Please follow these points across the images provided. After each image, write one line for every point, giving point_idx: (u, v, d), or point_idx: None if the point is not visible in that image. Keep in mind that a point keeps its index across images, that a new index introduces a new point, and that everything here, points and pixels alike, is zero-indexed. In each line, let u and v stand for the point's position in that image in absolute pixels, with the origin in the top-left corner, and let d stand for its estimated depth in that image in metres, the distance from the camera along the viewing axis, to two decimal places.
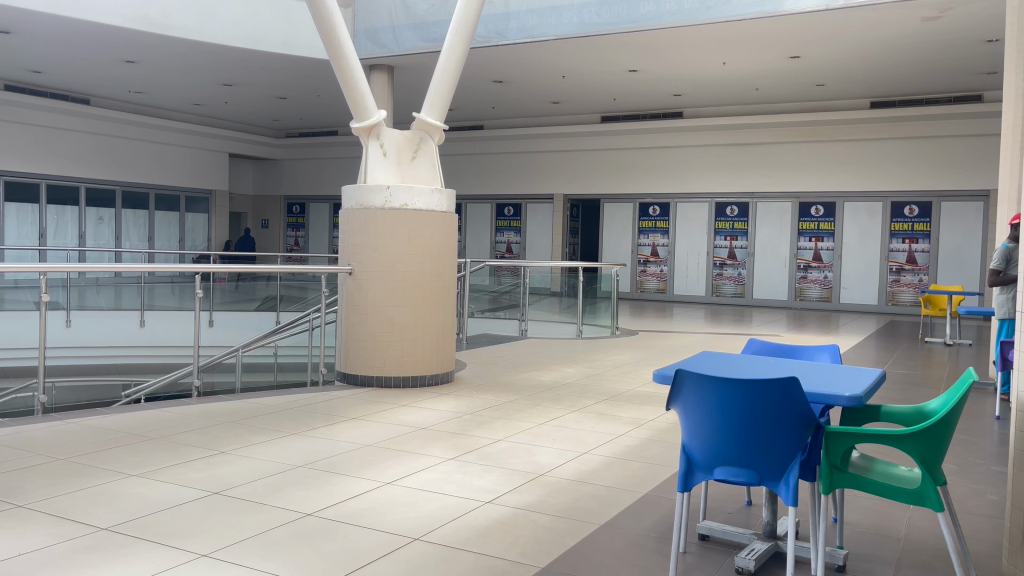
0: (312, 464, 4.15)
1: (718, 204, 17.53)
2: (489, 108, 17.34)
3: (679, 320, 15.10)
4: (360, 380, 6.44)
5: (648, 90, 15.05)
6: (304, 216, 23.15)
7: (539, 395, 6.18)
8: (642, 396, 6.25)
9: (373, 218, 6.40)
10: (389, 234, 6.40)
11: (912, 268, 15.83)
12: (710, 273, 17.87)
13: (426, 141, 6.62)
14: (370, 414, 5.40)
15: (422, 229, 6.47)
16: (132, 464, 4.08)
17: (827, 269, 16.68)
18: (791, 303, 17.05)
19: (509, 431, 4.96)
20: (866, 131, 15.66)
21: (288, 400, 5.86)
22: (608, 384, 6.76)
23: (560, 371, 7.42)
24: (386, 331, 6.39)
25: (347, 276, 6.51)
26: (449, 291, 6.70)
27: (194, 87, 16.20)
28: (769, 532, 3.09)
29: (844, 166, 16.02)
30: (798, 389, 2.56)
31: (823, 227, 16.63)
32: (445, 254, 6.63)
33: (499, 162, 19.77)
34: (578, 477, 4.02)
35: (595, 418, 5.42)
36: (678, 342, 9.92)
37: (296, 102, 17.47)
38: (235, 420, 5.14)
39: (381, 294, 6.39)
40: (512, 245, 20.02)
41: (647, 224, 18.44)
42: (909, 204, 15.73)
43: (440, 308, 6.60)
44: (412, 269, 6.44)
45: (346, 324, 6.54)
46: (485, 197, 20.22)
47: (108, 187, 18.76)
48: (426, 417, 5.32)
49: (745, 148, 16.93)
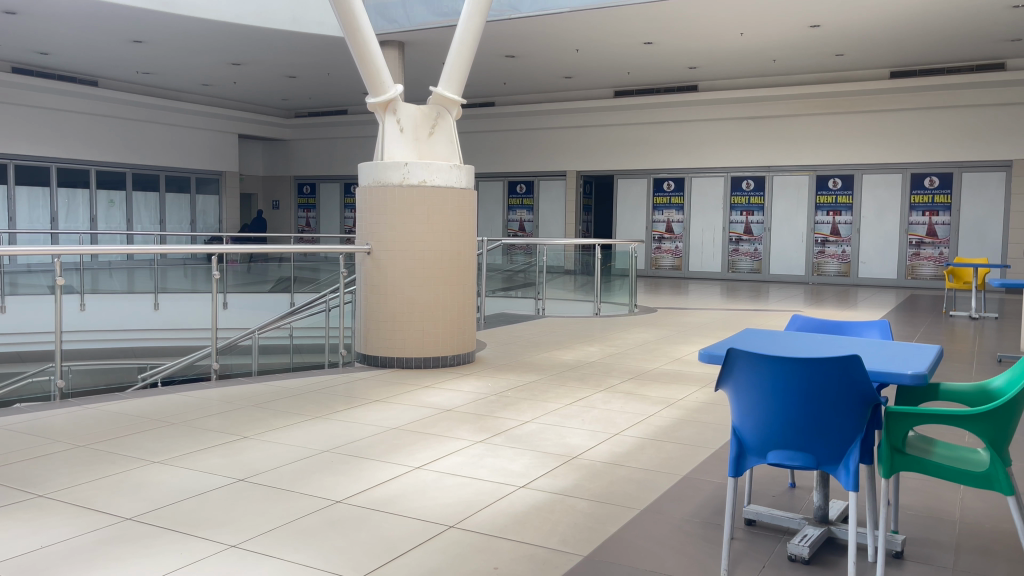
0: (338, 448, 4.04)
1: (734, 178, 17.28)
2: (502, 83, 17.09)
3: (695, 297, 14.91)
4: (380, 362, 6.32)
5: (662, 63, 14.77)
6: (314, 197, 22.96)
7: (563, 375, 6.05)
8: (668, 375, 6.11)
9: (392, 197, 6.24)
10: (408, 211, 6.24)
11: (933, 241, 15.60)
12: (726, 249, 17.64)
13: (445, 116, 6.44)
14: (393, 396, 5.29)
15: (440, 207, 6.31)
16: (154, 450, 3.99)
17: (846, 243, 16.44)
18: (808, 278, 16.85)
19: (537, 412, 4.83)
20: (884, 102, 15.32)
21: (307, 383, 5.74)
22: (633, 362, 6.62)
23: (581, 350, 7.28)
24: (406, 312, 6.26)
25: (364, 256, 6.36)
26: (469, 268, 6.56)
27: (201, 68, 16.08)
28: (821, 517, 2.95)
29: (862, 138, 15.74)
30: (859, 366, 2.42)
31: (842, 200, 16.35)
32: (464, 232, 6.48)
33: (512, 139, 19.59)
34: (612, 459, 3.90)
35: (625, 398, 5.28)
36: (698, 320, 9.76)
37: (305, 80, 17.26)
38: (256, 404, 5.04)
39: (399, 274, 6.25)
40: (524, 224, 19.83)
41: (662, 200, 18.20)
42: (930, 175, 15.42)
43: (461, 288, 6.46)
44: (429, 248, 6.28)
45: (364, 305, 6.40)
46: (497, 175, 20.00)
47: (118, 170, 18.68)
48: (450, 398, 5.20)
49: (760, 121, 16.68)
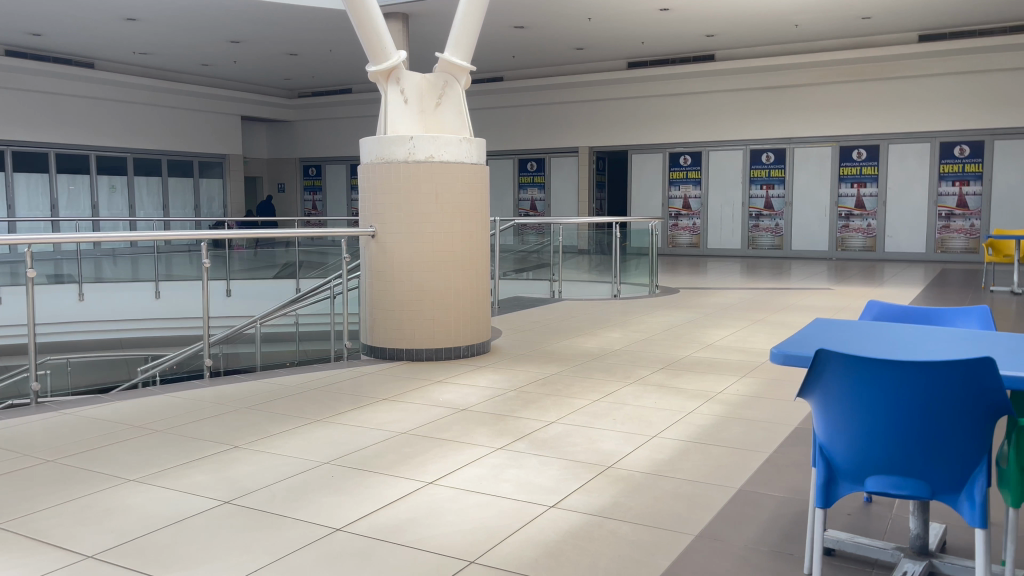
0: (340, 460, 3.55)
1: (753, 151, 16.67)
2: (510, 57, 16.48)
3: (714, 275, 14.34)
4: (388, 354, 5.82)
5: (679, 31, 14.10)
6: (320, 178, 22.44)
7: (588, 366, 5.54)
8: (702, 364, 5.59)
9: (397, 175, 5.72)
10: (415, 190, 5.72)
11: (963, 212, 14.95)
12: (746, 225, 17.06)
13: (453, 85, 5.91)
14: (403, 393, 4.80)
15: (449, 184, 5.78)
16: (132, 465, 3.50)
17: (871, 216, 15.81)
18: (831, 254, 16.25)
19: (563, 411, 4.33)
20: (911, 67, 14.60)
21: (309, 380, 5.25)
22: (661, 350, 6.11)
23: (604, 336, 6.77)
24: (414, 300, 5.76)
25: (369, 239, 5.86)
26: (482, 250, 6.04)
27: (199, 47, 15.55)
28: (920, 548, 2.43)
29: (889, 106, 15.05)
30: (991, 372, 1.89)
31: (867, 172, 15.69)
32: (476, 211, 5.95)
33: (521, 115, 18.98)
34: (654, 470, 3.39)
35: (657, 392, 4.77)
36: (722, 301, 9.23)
37: (307, 58, 16.69)
38: (251, 406, 4.54)
39: (406, 259, 5.74)
40: (536, 203, 19.31)
41: (678, 174, 17.58)
42: (960, 144, 14.75)
43: (474, 272, 5.95)
44: (438, 230, 5.77)
45: (370, 293, 5.89)
46: (507, 153, 19.42)
47: (118, 155, 18.22)
48: (464, 395, 4.70)
49: (780, 90, 16.01)
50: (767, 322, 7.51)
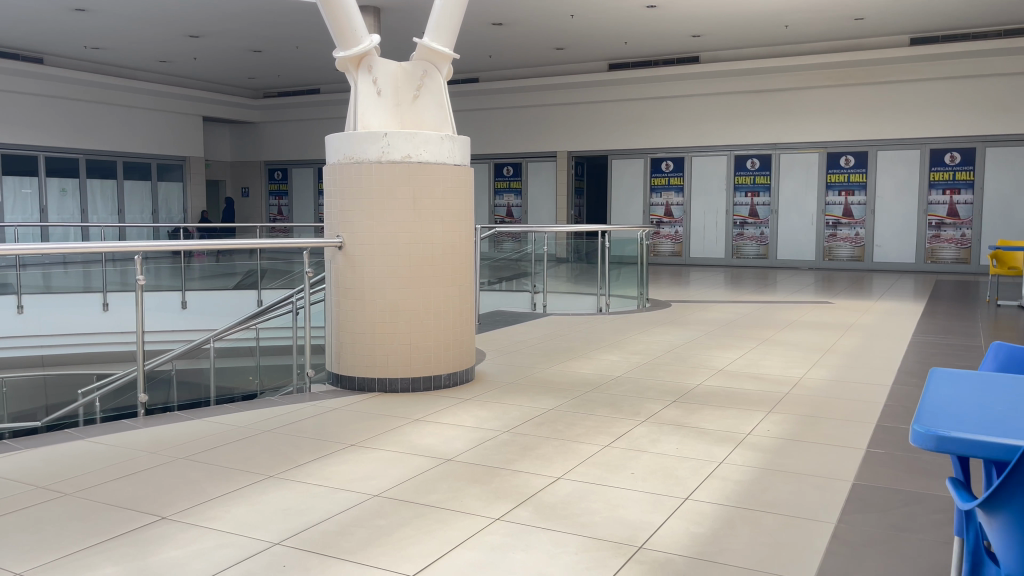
0: (295, 540, 2.77)
1: (738, 157, 16.10)
2: (487, 56, 15.79)
3: (698, 286, 13.74)
4: (357, 385, 5.04)
5: (664, 30, 13.52)
6: (286, 182, 21.51)
7: (589, 398, 4.82)
8: (718, 395, 4.90)
9: (368, 176, 4.94)
10: (388, 193, 4.95)
11: (954, 222, 14.52)
12: (730, 233, 16.50)
13: (433, 75, 5.17)
14: (376, 438, 4.03)
15: (429, 186, 5.02)
16: (23, 550, 2.69)
17: (859, 225, 15.34)
18: (818, 263, 15.73)
19: (570, 462, 3.60)
20: (902, 71, 14.14)
21: (265, 417, 4.44)
22: (669, 377, 5.41)
23: (600, 360, 6.05)
24: (388, 320, 4.99)
25: (335, 251, 5.08)
26: (467, 262, 5.29)
27: (156, 42, 14.63)
28: None
29: (878, 111, 14.60)
30: None
31: (854, 179, 15.22)
32: (459, 217, 5.20)
33: (497, 118, 18.28)
34: (698, 553, 2.67)
35: (676, 434, 4.05)
36: (720, 316, 8.58)
37: (272, 55, 15.81)
38: (189, 456, 3.71)
39: (379, 273, 4.97)
40: (513, 209, 18.61)
41: (660, 181, 16.99)
42: (950, 151, 14.33)
43: (457, 287, 5.19)
44: (415, 239, 5.01)
45: (337, 313, 5.11)
46: (482, 157, 18.71)
47: (70, 156, 17.17)
48: (449, 441, 3.95)
49: (766, 94, 15.51)
50: (776, 342, 6.85)
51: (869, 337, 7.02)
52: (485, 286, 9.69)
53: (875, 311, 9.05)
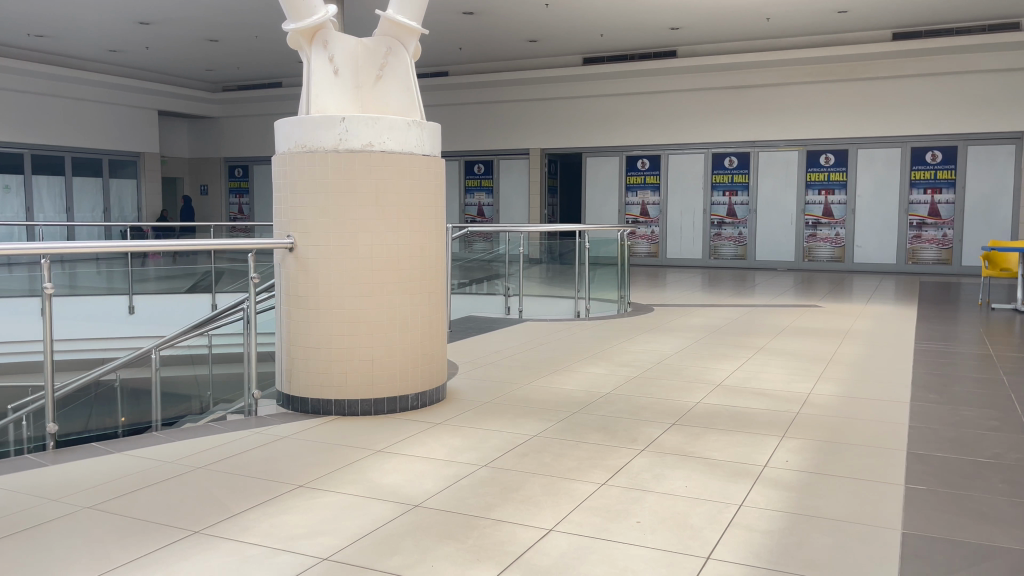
0: None
1: (716, 155, 15.68)
2: (456, 49, 15.16)
3: (675, 288, 13.27)
4: (311, 407, 4.40)
5: (640, 22, 13.02)
6: (247, 180, 20.65)
7: (578, 422, 4.23)
8: (723, 417, 4.34)
9: (323, 167, 4.29)
10: (345, 188, 4.30)
11: (935, 222, 14.22)
12: (707, 234, 16.05)
13: (398, 52, 4.54)
14: (330, 476, 3.39)
15: (392, 179, 4.38)
16: None
17: (839, 225, 14.98)
18: (797, 264, 15.35)
19: (562, 507, 3.00)
20: (883, 68, 13.82)
21: (201, 450, 3.76)
22: (665, 394, 4.84)
23: (586, 373, 5.47)
24: (347, 334, 4.34)
25: (286, 253, 4.43)
26: (437, 265, 4.66)
27: (104, 29, 13.78)
28: None
29: (858, 108, 14.26)
30: None
31: (834, 178, 14.85)
32: (427, 215, 4.56)
33: (468, 114, 17.66)
34: None
35: (683, 467, 3.47)
36: (707, 322, 8.05)
37: (229, 45, 15.03)
38: (98, 507, 3.02)
39: (336, 280, 4.32)
40: (484, 208, 18.01)
41: (635, 179, 16.50)
42: (932, 149, 14.03)
43: (426, 294, 4.57)
44: (377, 241, 4.37)
45: (288, 325, 4.46)
46: (452, 154, 18.08)
47: (14, 151, 16.25)
48: (417, 480, 3.33)
49: (744, 90, 15.11)
50: (773, 351, 6.33)
51: (871, 345, 6.53)
52: (456, 289, 9.07)
53: (868, 315, 8.60)
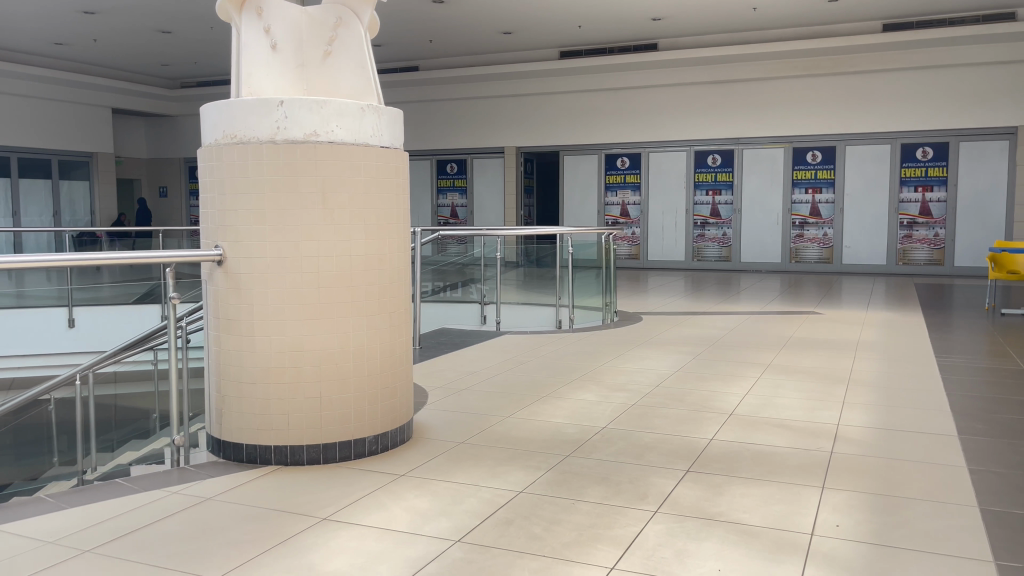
0: None
1: (698, 152, 15.08)
2: (426, 41, 14.39)
3: (658, 293, 12.59)
4: (247, 456, 3.60)
5: (620, 12, 12.31)
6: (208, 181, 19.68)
7: (572, 470, 3.48)
8: (746, 460, 3.62)
9: (257, 162, 3.49)
10: (284, 187, 3.50)
11: (927, 221, 13.73)
12: (690, 235, 15.40)
13: (349, 23, 3.76)
14: (257, 560, 2.61)
15: (342, 177, 3.58)
16: None
17: (827, 225, 14.42)
18: (784, 266, 14.76)
19: None
20: (872, 61, 13.29)
21: (101, 521, 2.95)
22: (672, 429, 4.11)
23: (576, 401, 4.73)
24: (290, 366, 3.54)
25: (214, 267, 3.63)
26: (399, 280, 3.88)
27: (45, 19, 12.81)
28: None
29: (845, 103, 13.74)
30: None
31: (821, 176, 14.29)
32: (387, 221, 3.77)
33: (440, 111, 16.88)
34: None
35: (710, 539, 2.74)
36: (702, 333, 7.37)
37: (183, 38, 14.11)
38: None
39: (275, 300, 3.53)
40: (457, 209, 17.24)
41: (615, 179, 15.83)
42: (922, 146, 13.51)
43: (386, 316, 3.78)
44: (325, 253, 3.57)
45: (217, 354, 3.66)
46: (424, 153, 17.28)
47: None
48: (373, 565, 2.56)
49: (728, 85, 14.51)
50: (783, 369, 5.64)
51: (888, 360, 5.88)
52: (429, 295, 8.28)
53: (874, 323, 7.97)
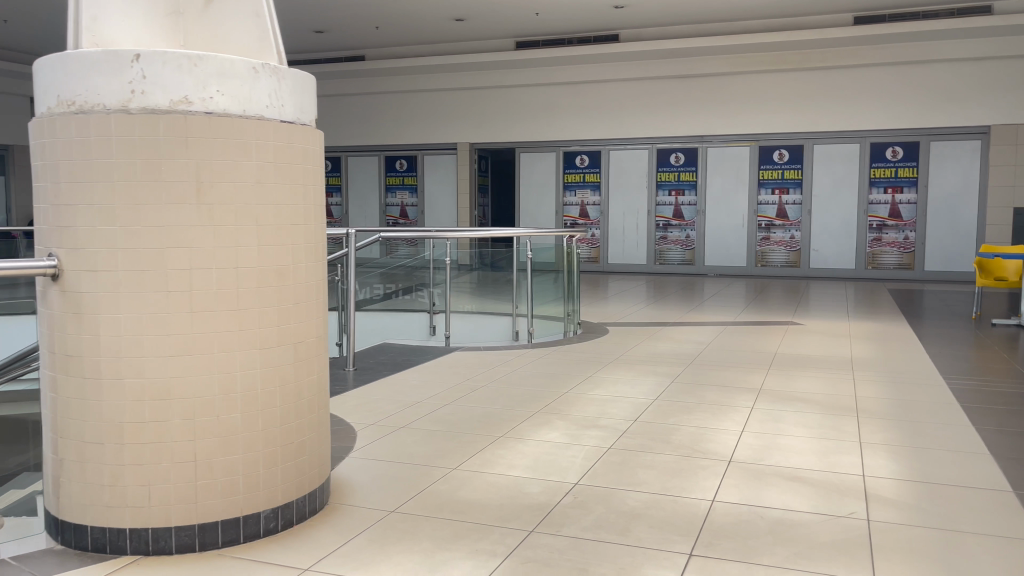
0: None
1: (661, 151, 14.37)
2: (372, 28, 13.34)
3: (619, 299, 11.81)
4: (96, 542, 2.63)
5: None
6: None
7: (539, 557, 2.59)
8: (765, 535, 2.77)
9: (104, 138, 2.52)
10: (142, 172, 2.53)
11: (896, 223, 13.21)
12: (652, 237, 14.66)
13: None
14: None
15: (223, 159, 2.61)
16: None
17: (794, 227, 13.82)
18: (750, 270, 14.12)
19: None
20: (841, 55, 12.76)
21: None
22: (663, 488, 3.25)
23: (541, 444, 3.84)
24: (151, 421, 2.58)
25: (49, 282, 2.64)
26: (308, 298, 2.92)
27: None
28: None
29: (812, 100, 13.20)
30: None
31: (789, 176, 13.70)
32: (289, 219, 2.81)
33: (388, 104, 15.89)
34: None
35: None
36: (677, 349, 6.57)
37: None
38: None
39: (129, 331, 2.55)
40: (406, 209, 16.25)
41: (574, 177, 15.03)
42: (892, 145, 13.01)
43: (289, 348, 2.83)
44: (200, 265, 2.59)
45: (55, 402, 2.67)
46: (372, 149, 16.25)
47: None
48: None
49: (692, 80, 13.84)
50: (778, 397, 4.84)
51: (895, 384, 5.14)
52: (378, 302, 7.58)
53: (861, 336, 7.27)
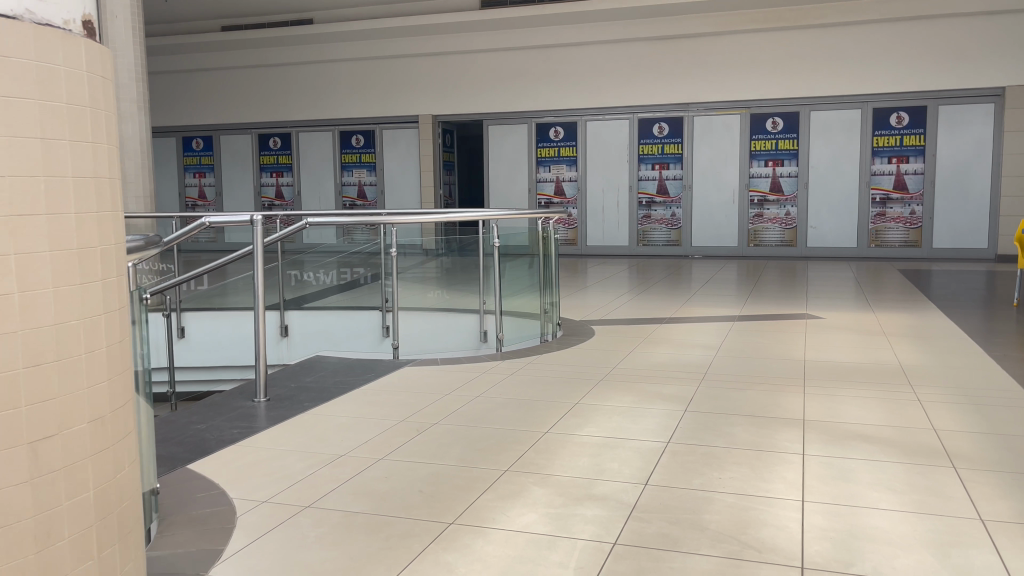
0: None
1: (643, 121, 13.04)
2: None
3: (600, 287, 10.54)
4: None
5: None
6: None
7: None
8: None
9: None
10: None
11: (901, 196, 12.05)
12: (634, 216, 13.38)
13: None
14: None
15: None
16: None
17: (789, 203, 12.61)
18: (741, 250, 12.89)
19: None
20: (842, 11, 11.57)
21: None
22: None
23: (511, 539, 2.53)
24: None
25: None
26: (64, 353, 1.54)
27: None
28: None
29: (809, 62, 11.96)
30: None
31: (783, 146, 12.47)
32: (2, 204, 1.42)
33: (342, 73, 14.40)
34: None
35: None
36: (681, 357, 5.30)
37: None
38: None
39: None
40: (364, 188, 14.78)
41: (547, 152, 13.67)
42: (896, 111, 11.82)
43: (18, 457, 1.46)
44: None
45: None
46: (324, 123, 14.75)
47: None
48: None
49: (676, 42, 12.53)
50: (833, 436, 3.56)
51: (975, 409, 3.91)
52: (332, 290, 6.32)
53: (895, 333, 6.06)
